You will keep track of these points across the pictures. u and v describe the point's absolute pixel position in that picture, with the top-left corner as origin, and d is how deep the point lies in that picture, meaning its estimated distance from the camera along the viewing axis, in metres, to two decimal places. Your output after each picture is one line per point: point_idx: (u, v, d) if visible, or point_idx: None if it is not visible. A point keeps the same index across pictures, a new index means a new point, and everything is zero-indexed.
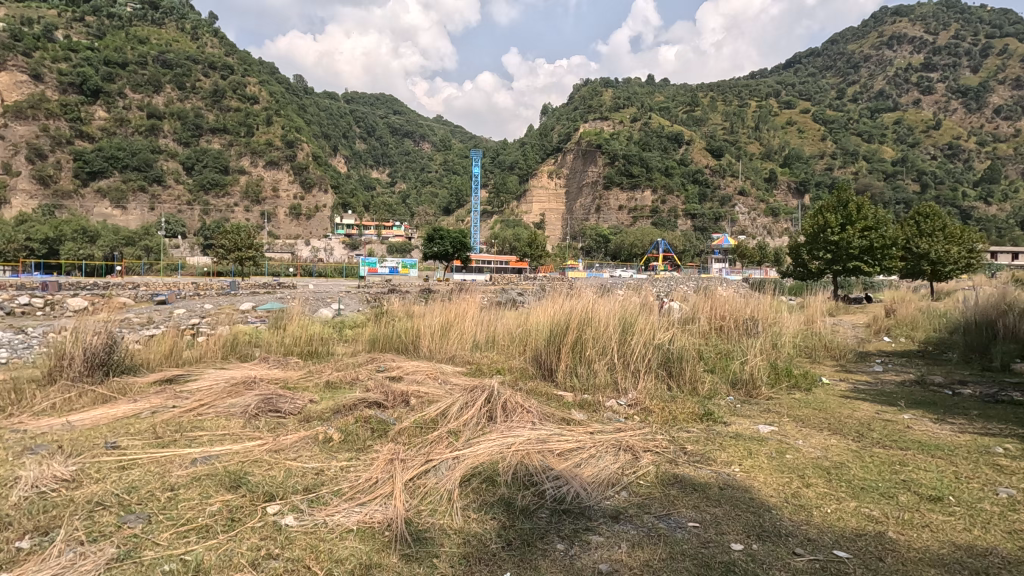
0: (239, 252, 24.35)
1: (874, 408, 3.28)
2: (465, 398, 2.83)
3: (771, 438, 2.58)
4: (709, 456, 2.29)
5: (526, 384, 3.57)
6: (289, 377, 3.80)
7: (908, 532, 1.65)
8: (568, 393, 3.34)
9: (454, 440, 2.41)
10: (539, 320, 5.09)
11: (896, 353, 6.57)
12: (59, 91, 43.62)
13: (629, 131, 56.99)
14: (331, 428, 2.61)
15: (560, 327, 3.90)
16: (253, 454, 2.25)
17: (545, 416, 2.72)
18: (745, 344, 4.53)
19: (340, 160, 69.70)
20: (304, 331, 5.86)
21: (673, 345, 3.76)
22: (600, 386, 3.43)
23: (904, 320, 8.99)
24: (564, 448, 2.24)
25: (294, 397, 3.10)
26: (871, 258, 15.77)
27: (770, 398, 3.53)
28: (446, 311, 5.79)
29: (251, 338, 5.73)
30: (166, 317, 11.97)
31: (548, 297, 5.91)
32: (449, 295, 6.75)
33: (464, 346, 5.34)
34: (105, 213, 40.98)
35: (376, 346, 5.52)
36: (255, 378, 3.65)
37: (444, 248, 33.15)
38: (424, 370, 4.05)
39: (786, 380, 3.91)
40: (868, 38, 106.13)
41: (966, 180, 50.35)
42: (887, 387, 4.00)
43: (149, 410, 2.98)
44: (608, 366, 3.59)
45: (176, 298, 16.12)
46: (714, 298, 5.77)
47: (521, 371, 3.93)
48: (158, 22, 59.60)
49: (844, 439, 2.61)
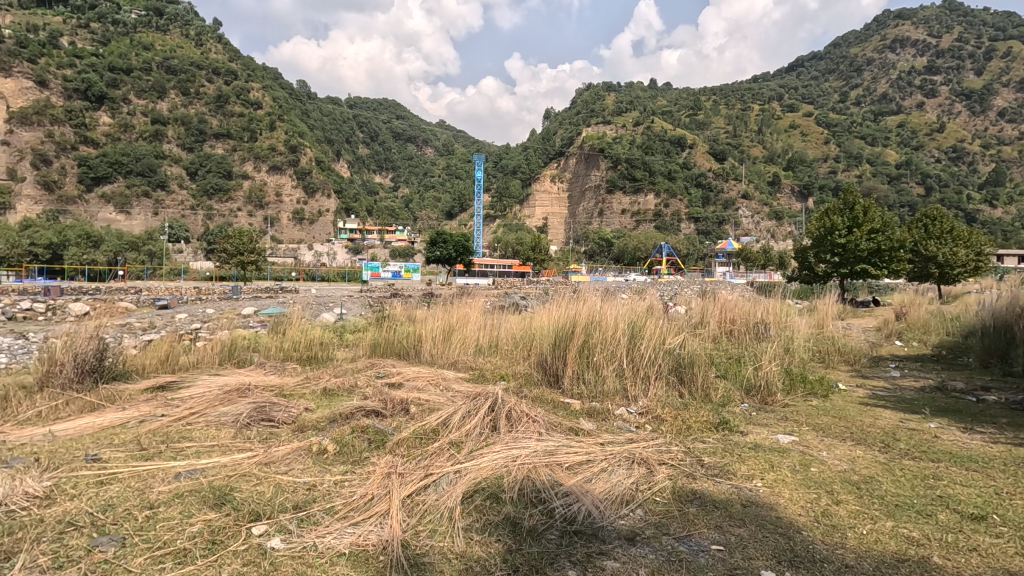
0: (240, 256, 24.33)
1: (897, 416, 3.11)
2: (467, 405, 2.70)
3: (792, 447, 2.42)
4: (728, 469, 2.13)
5: (531, 391, 3.42)
6: (286, 384, 3.66)
7: (952, 557, 1.51)
8: (574, 400, 3.20)
9: (456, 451, 2.27)
10: (543, 324, 4.95)
11: (909, 358, 6.39)
12: (64, 97, 43.90)
13: (632, 135, 56.89)
14: (326, 438, 2.48)
15: (565, 330, 3.77)
16: (242, 467, 2.11)
17: (552, 425, 2.57)
18: (758, 348, 4.38)
19: (343, 165, 69.88)
20: (304, 336, 5.72)
21: (683, 350, 3.61)
22: (607, 393, 3.27)
23: (916, 323, 8.78)
24: (570, 459, 2.11)
25: (289, 405, 2.95)
26: (878, 261, 15.55)
27: (786, 404, 3.38)
28: (448, 314, 5.68)
29: (249, 342, 5.60)
30: (167, 321, 11.91)
31: (551, 301, 5.78)
32: (453, 299, 6.61)
33: (466, 351, 5.21)
34: (109, 218, 41.03)
35: (376, 352, 5.39)
36: (250, 384, 3.51)
37: (447, 252, 33.08)
38: (426, 376, 3.91)
39: (801, 387, 3.76)
40: (870, 42, 106.03)
41: (971, 183, 50.00)
42: (907, 393, 3.84)
43: (137, 418, 2.85)
44: (616, 372, 3.44)
45: (177, 303, 16.04)
46: (723, 301, 5.63)
47: (525, 377, 3.80)
48: (163, 29, 60.05)
49: (869, 450, 2.46)
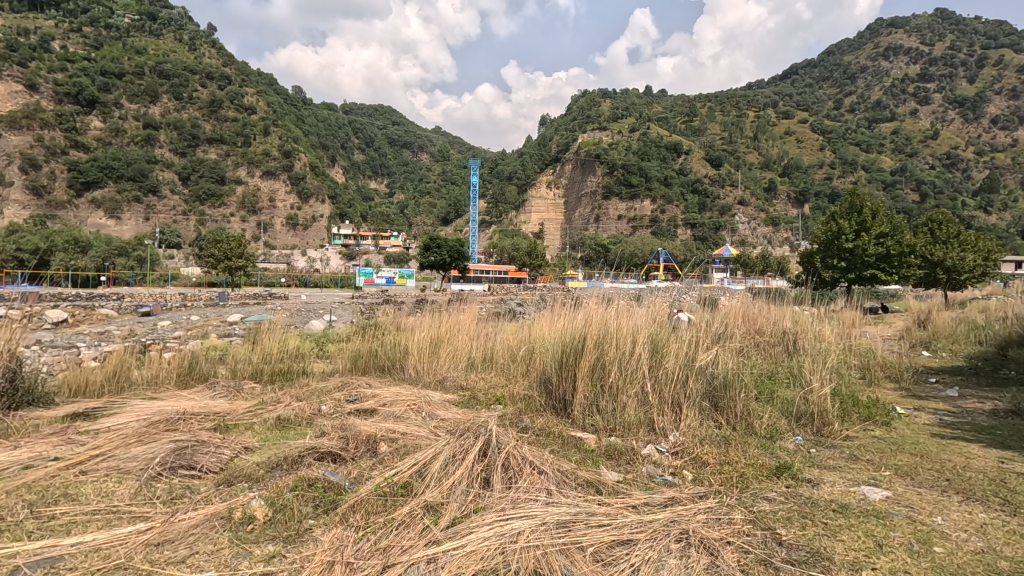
0: (228, 261, 23.39)
1: (992, 455, 2.49)
2: (451, 448, 2.06)
3: (896, 511, 1.78)
4: (821, 552, 1.49)
5: (531, 420, 2.80)
6: (233, 411, 2.98)
7: None
8: (589, 436, 2.53)
9: (432, 523, 1.61)
10: (546, 334, 4.30)
11: (946, 371, 5.80)
12: (54, 101, 42.97)
13: (628, 141, 56.44)
14: (256, 498, 1.80)
15: (574, 341, 3.13)
16: (113, 559, 1.43)
17: (562, 477, 1.90)
18: (795, 363, 3.75)
19: (338, 170, 69.02)
20: (278, 345, 5.05)
21: (714, 366, 3.00)
22: (630, 426, 2.61)
23: (942, 331, 8.16)
24: (594, 538, 1.48)
25: (221, 445, 2.26)
26: (888, 266, 15.00)
27: (848, 436, 2.75)
28: (438, 323, 5.04)
29: (214, 354, 4.96)
30: (148, 329, 11.03)
31: (549, 308, 5.16)
32: (447, 305, 6.00)
33: (457, 366, 4.57)
34: (99, 223, 40.18)
35: (357, 366, 4.71)
36: (188, 413, 2.83)
37: (441, 258, 31.36)
38: (407, 399, 3.26)
39: (857, 412, 3.11)
40: (864, 49, 105.57)
41: (965, 190, 49.47)
42: (980, 420, 3.21)
43: (30, 460, 2.19)
44: (638, 398, 2.76)
45: (161, 310, 15.23)
46: (746, 306, 5.05)
47: (525, 402, 3.17)
48: (156, 33, 59.24)
49: (998, 512, 1.79)
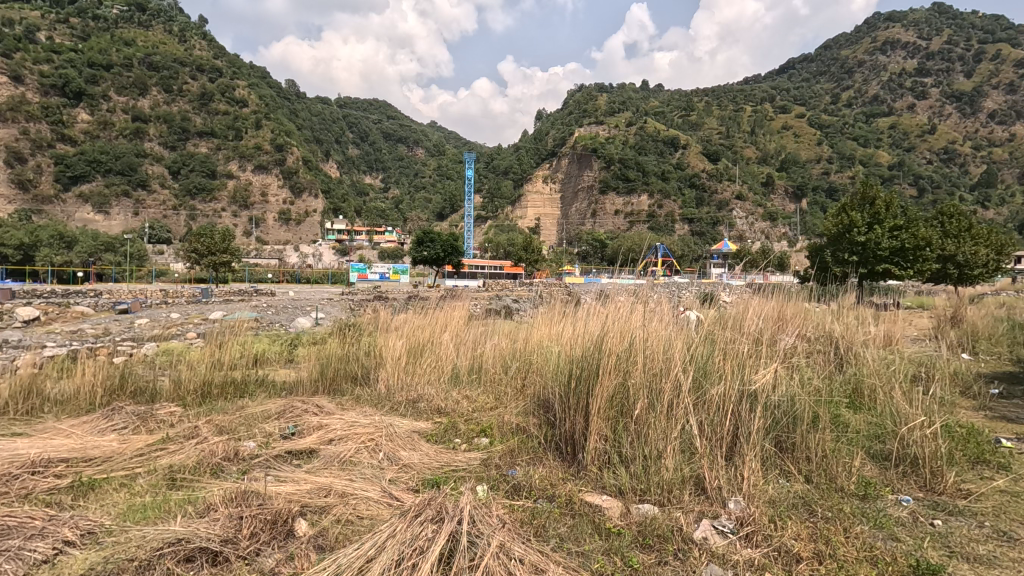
0: (213, 256, 22.39)
1: None
2: (397, 540, 1.27)
3: None
4: None
5: (521, 468, 2.03)
6: (117, 455, 2.15)
7: None
8: (610, 501, 1.76)
9: None
10: (545, 343, 3.52)
11: (999, 377, 5.07)
12: (40, 94, 41.68)
13: (626, 136, 55.34)
14: None
15: (585, 354, 2.32)
16: None
17: None
18: (856, 382, 2.95)
19: (332, 165, 67.74)
20: (231, 353, 4.19)
21: (775, 392, 2.19)
22: (670, 487, 1.80)
23: (978, 329, 7.34)
24: None
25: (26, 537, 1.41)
26: (902, 260, 14.18)
27: (969, 490, 1.98)
28: (421, 327, 4.23)
29: (156, 361, 4.12)
30: (123, 327, 10.29)
31: (546, 309, 4.36)
32: (436, 302, 5.16)
33: (438, 377, 3.77)
34: (86, 218, 39.17)
35: (323, 377, 3.83)
36: (43, 463, 1.99)
37: (434, 252, 29.92)
38: (362, 433, 2.43)
39: (970, 451, 2.33)
40: (861, 44, 103.73)
41: (962, 185, 48.52)
42: None
43: None
44: (683, 442, 1.97)
45: (141, 306, 14.44)
46: (784, 301, 4.25)
47: (519, 438, 2.39)
48: (145, 24, 57.87)
49: None
